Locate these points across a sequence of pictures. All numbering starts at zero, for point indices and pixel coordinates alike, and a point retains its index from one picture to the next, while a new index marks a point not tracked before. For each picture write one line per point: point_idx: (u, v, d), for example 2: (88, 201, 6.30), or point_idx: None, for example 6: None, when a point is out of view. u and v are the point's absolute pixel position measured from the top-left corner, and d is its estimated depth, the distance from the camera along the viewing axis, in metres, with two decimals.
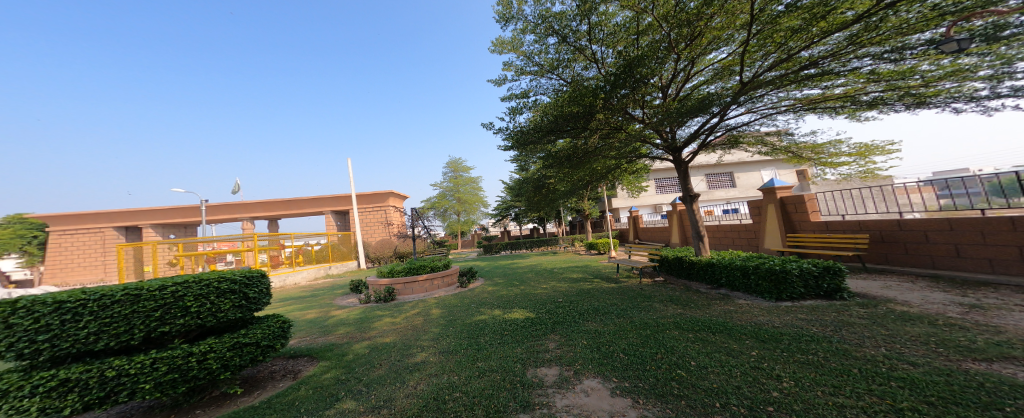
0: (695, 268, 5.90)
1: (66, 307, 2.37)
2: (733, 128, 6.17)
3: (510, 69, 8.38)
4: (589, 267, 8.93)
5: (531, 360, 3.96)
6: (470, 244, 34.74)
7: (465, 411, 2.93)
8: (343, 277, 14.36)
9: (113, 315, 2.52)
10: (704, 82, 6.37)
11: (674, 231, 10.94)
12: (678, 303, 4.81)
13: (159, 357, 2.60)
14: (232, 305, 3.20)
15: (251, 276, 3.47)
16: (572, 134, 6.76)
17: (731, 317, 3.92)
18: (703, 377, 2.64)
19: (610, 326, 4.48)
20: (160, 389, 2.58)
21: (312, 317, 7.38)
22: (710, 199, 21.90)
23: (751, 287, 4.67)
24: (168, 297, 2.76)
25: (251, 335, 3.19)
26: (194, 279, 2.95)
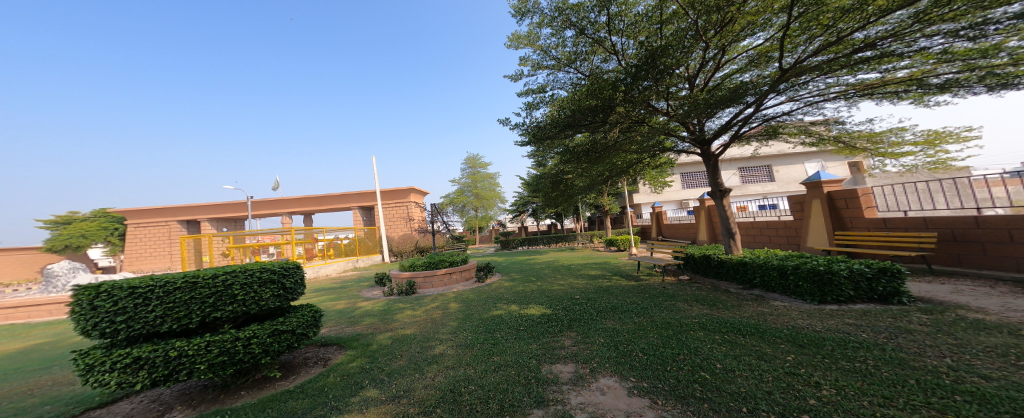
0: (724, 267, 5.67)
1: (138, 292, 2.67)
2: (771, 118, 5.78)
3: (526, 63, 8.33)
4: (609, 264, 8.79)
5: (547, 356, 3.97)
6: (488, 240, 35.05)
7: (479, 404, 2.98)
8: (368, 270, 14.90)
9: (175, 300, 2.80)
10: (738, 70, 6.04)
11: (702, 228, 10.53)
12: (705, 303, 4.63)
13: (212, 341, 2.85)
14: (272, 294, 3.37)
15: (288, 267, 3.64)
16: (589, 129, 6.61)
17: (765, 320, 3.73)
18: (730, 381, 2.53)
19: (629, 324, 4.39)
20: (213, 369, 2.83)
21: (341, 308, 7.73)
22: (744, 194, 21.01)
23: (790, 288, 4.42)
24: (219, 285, 2.99)
25: (288, 322, 3.37)
26: (240, 269, 3.15)
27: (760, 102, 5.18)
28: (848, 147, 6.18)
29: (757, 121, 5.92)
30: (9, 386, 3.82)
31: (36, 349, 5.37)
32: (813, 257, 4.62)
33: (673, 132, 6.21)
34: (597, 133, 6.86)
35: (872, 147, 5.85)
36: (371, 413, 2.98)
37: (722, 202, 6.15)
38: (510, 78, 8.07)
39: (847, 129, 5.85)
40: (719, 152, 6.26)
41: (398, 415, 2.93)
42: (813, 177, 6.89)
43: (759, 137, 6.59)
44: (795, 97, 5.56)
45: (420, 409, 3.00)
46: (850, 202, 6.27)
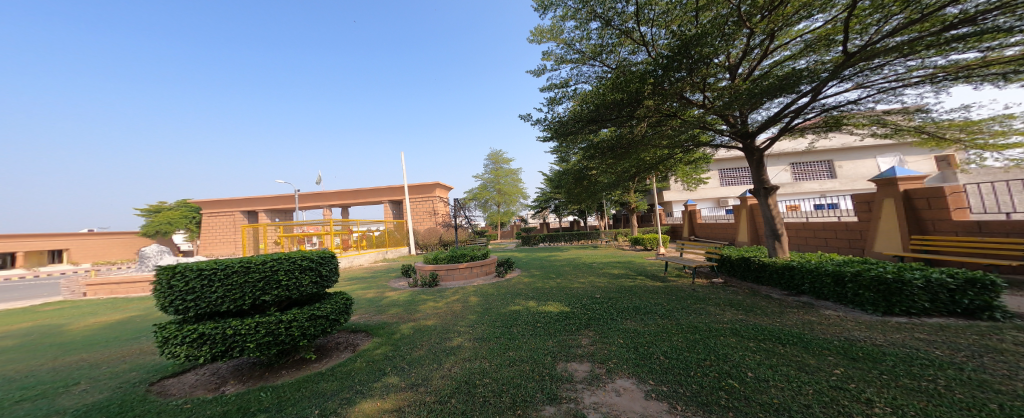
0: (767, 271, 5.26)
1: (203, 274, 2.97)
2: (831, 108, 4.97)
3: (549, 58, 8.21)
4: (633, 264, 8.51)
5: (563, 354, 3.92)
6: (509, 235, 35.18)
7: (492, 397, 3.00)
8: (394, 261, 15.44)
9: (232, 283, 3.07)
10: (790, 57, 5.27)
11: (743, 228, 9.80)
12: (741, 308, 4.28)
13: (260, 322, 3.08)
14: (310, 281, 3.56)
15: (324, 256, 3.80)
16: (614, 123, 6.39)
17: (812, 329, 3.41)
18: (761, 391, 2.36)
19: (653, 327, 4.23)
20: (261, 348, 3.06)
21: (369, 296, 8.08)
22: (798, 192, 19.58)
23: (846, 296, 4.00)
24: (267, 270, 3.23)
25: (323, 308, 3.54)
26: (284, 256, 3.37)
27: (817, 91, 4.52)
28: (935, 139, 5.27)
29: (814, 111, 5.12)
30: (100, 354, 4.38)
31: (106, 324, 6.02)
32: (877, 264, 4.13)
33: (711, 126, 5.72)
34: (624, 127, 6.63)
35: (967, 138, 4.96)
36: (390, 399, 3.09)
37: (766, 200, 5.56)
38: (532, 73, 7.99)
39: (935, 118, 4.95)
40: (763, 147, 5.56)
41: (416, 402, 3.01)
42: (886, 173, 6.10)
43: (816, 129, 5.81)
44: (865, 83, 4.72)
45: (436, 398, 3.08)
46: (933, 202, 5.47)
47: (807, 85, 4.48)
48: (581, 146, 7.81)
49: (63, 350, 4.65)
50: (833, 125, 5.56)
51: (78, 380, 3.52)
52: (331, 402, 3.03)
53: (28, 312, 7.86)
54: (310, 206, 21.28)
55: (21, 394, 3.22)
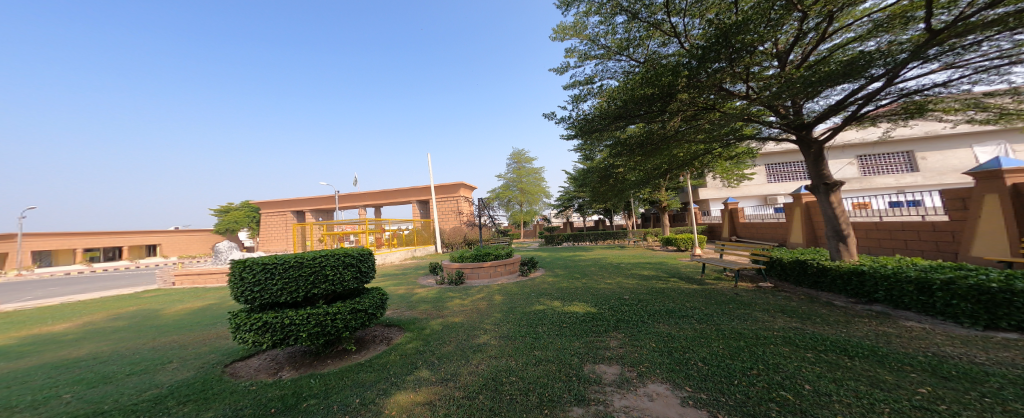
0: (826, 276, 4.54)
1: (266, 267, 3.25)
2: (912, 92, 4.38)
3: (573, 55, 8.10)
4: (664, 265, 8.17)
5: (591, 355, 3.85)
6: (532, 235, 35.12)
7: (519, 396, 3.00)
8: (422, 259, 15.86)
9: (288, 276, 3.30)
10: (854, 40, 4.56)
11: (796, 230, 8.92)
12: (793, 315, 3.73)
13: (312, 313, 3.28)
14: (352, 276, 3.73)
15: (363, 253, 3.96)
16: (644, 119, 6.21)
17: (886, 342, 2.86)
18: (822, 405, 2.07)
19: (691, 331, 4.06)
20: (312, 337, 3.26)
21: (399, 292, 8.36)
22: (866, 188, 18.16)
23: (931, 306, 3.28)
24: (316, 265, 3.43)
25: (363, 303, 3.70)
26: (330, 252, 3.56)
27: (892, 75, 4.03)
28: None
29: (889, 96, 4.54)
30: (186, 336, 4.88)
31: (169, 313, 6.63)
32: (977, 270, 3.33)
33: (757, 117, 5.33)
34: (655, 123, 6.40)
35: None
36: (422, 392, 3.18)
37: (828, 198, 5.05)
38: (556, 71, 7.94)
39: None
40: (821, 138, 5.05)
41: (445, 397, 3.06)
42: (989, 164, 5.03)
43: (890, 117, 5.08)
44: (953, 63, 3.94)
45: (465, 393, 3.12)
46: None
47: (878, 68, 3.96)
48: (608, 143, 7.65)
49: (134, 335, 5.16)
50: (912, 112, 4.78)
51: (170, 359, 3.95)
52: (369, 392, 3.16)
53: (128, 298, 9.01)
54: (346, 206, 22.36)
55: (128, 369, 3.67)
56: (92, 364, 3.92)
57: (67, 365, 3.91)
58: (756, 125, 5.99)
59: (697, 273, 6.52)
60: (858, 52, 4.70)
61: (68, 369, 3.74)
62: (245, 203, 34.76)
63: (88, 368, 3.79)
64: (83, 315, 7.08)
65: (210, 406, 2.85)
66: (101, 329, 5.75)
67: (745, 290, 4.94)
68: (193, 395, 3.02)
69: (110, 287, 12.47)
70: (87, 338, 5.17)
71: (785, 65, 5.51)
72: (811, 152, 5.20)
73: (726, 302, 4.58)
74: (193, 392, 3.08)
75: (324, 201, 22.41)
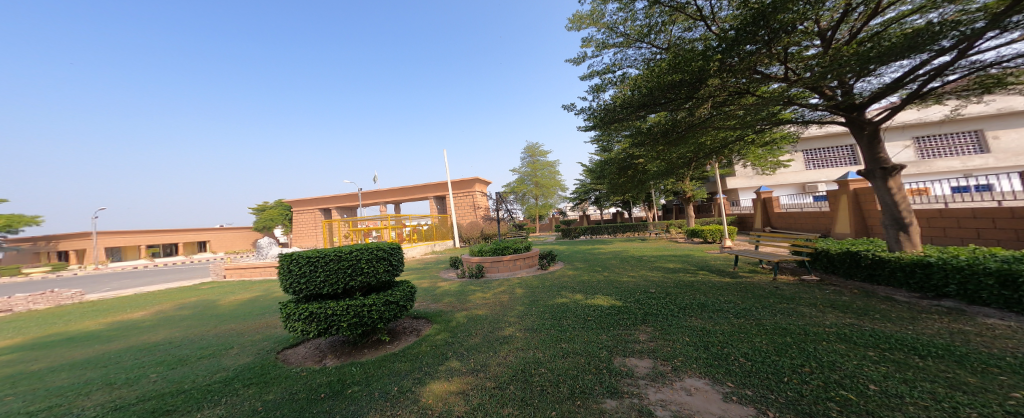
0: (884, 269, 4.28)
1: (311, 260, 3.43)
2: (988, 65, 4.02)
3: (590, 44, 7.94)
4: (690, 257, 7.97)
5: (619, 348, 3.83)
6: (548, 229, 34.93)
7: (550, 387, 3.02)
8: (442, 253, 16.13)
9: (328, 269, 3.45)
10: (914, 10, 4.22)
11: (843, 218, 8.47)
12: (845, 310, 3.58)
13: (351, 304, 3.43)
14: (384, 269, 3.82)
15: (394, 247, 4.04)
16: (668, 107, 6.05)
17: (964, 341, 2.70)
18: (892, 407, 1.99)
19: (727, 326, 3.99)
20: (351, 327, 3.42)
21: (423, 285, 8.59)
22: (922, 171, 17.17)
23: (1012, 302, 3.04)
24: (353, 259, 3.56)
25: (395, 294, 3.80)
26: (364, 246, 3.68)
27: (966, 47, 3.70)
28: None
29: (959, 71, 4.19)
30: (242, 325, 5.24)
31: (216, 304, 7.12)
32: None
33: (795, 100, 5.08)
34: (680, 111, 6.22)
35: None
36: (455, 382, 3.25)
37: (885, 183, 4.79)
38: (572, 62, 7.84)
39: None
40: (874, 118, 4.74)
41: (477, 387, 3.12)
42: None
43: (960, 93, 4.69)
44: None
45: (496, 384, 3.17)
46: None
47: (947, 41, 3.65)
48: (628, 133, 7.51)
49: (189, 323, 5.60)
50: (989, 85, 4.39)
51: (233, 344, 4.41)
52: (406, 380, 3.26)
53: (190, 288, 9.76)
54: (370, 203, 23.07)
55: (202, 353, 4.18)
56: (171, 347, 4.45)
57: (150, 348, 4.50)
58: (796, 108, 5.67)
59: (725, 265, 6.36)
60: (919, 24, 4.36)
61: (152, 352, 4.34)
62: (281, 202, 36.78)
63: (165, 354, 4.23)
64: (156, 304, 7.75)
65: (270, 389, 3.19)
66: (169, 316, 6.29)
67: (785, 282, 4.75)
68: (255, 379, 3.42)
69: (172, 279, 13.56)
70: (160, 325, 5.65)
71: (829, 43, 5.18)
72: (864, 134, 4.90)
73: (765, 296, 4.45)
74: (254, 376, 3.48)
75: (349, 199, 23.23)
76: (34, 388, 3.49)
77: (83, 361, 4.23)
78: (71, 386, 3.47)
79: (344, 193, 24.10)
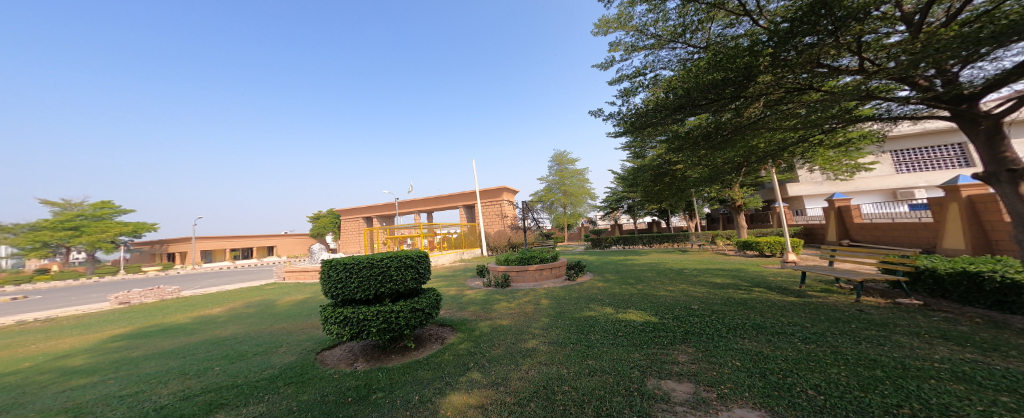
0: (1012, 295, 3.49)
1: (346, 267, 3.41)
2: None
3: (618, 48, 7.60)
4: (740, 272, 7.23)
5: (654, 369, 3.39)
6: (577, 238, 33.94)
7: (573, 407, 2.69)
8: (469, 261, 16.08)
9: (360, 276, 3.40)
10: None
11: (954, 233, 7.30)
12: (959, 344, 2.93)
13: (381, 310, 3.35)
14: (412, 276, 3.71)
15: (422, 255, 3.92)
16: (709, 109, 5.54)
17: None
18: None
19: (794, 352, 3.43)
20: (380, 333, 3.34)
21: (450, 293, 8.50)
22: None
23: None
24: (384, 266, 3.49)
25: (422, 302, 3.66)
26: (393, 253, 3.60)
27: None
28: None
29: None
30: (293, 324, 5.42)
31: (261, 304, 7.50)
32: None
33: (877, 94, 4.41)
34: (724, 113, 5.67)
35: None
36: (474, 394, 3.00)
37: (1014, 189, 3.99)
38: (599, 67, 7.52)
39: None
40: (994, 111, 3.94)
41: (496, 401, 2.86)
42: None
43: None
44: None
45: (516, 399, 2.88)
46: None
47: None
48: (663, 137, 7.06)
49: (236, 322, 5.88)
50: None
51: (283, 342, 4.53)
52: (426, 389, 3.07)
53: (256, 288, 10.56)
54: (404, 212, 23.88)
55: (257, 349, 4.32)
56: (235, 342, 4.67)
57: (219, 342, 4.74)
58: (878, 104, 4.91)
59: (788, 281, 5.63)
60: None
61: (220, 346, 4.55)
62: (330, 212, 39.43)
63: (229, 348, 4.43)
64: (229, 301, 8.41)
65: (305, 389, 3.15)
66: (239, 313, 6.72)
67: (869, 305, 4.05)
68: (296, 377, 3.42)
69: (246, 279, 14.81)
70: (230, 321, 6.01)
71: (917, 28, 4.47)
72: (980, 130, 4.17)
73: (843, 320, 3.80)
74: (295, 374, 3.48)
75: (386, 208, 24.23)
76: (130, 373, 3.81)
77: (169, 350, 4.56)
78: (159, 373, 3.74)
79: (381, 203, 25.21)
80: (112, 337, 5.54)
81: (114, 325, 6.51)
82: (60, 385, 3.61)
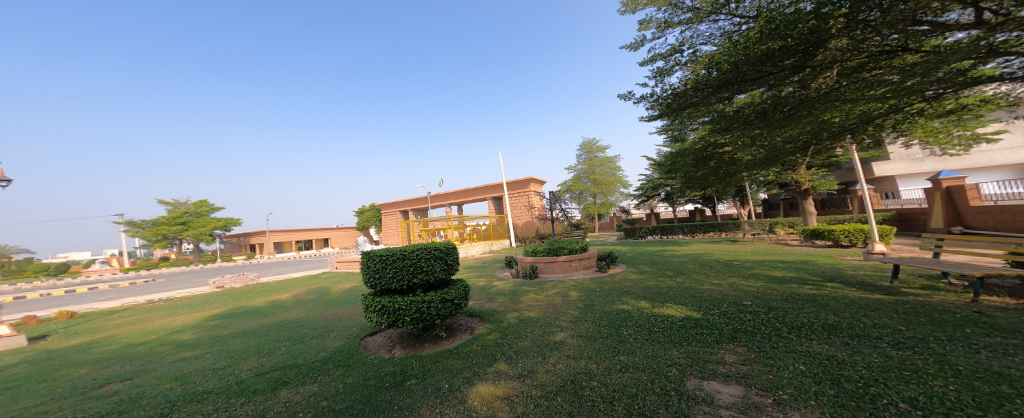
0: None
1: (380, 257, 3.37)
2: None
3: (649, 24, 6.84)
4: (805, 264, 6.46)
5: (695, 368, 3.02)
6: (608, 228, 32.82)
7: (603, 403, 2.43)
8: (499, 252, 16.06)
9: (394, 266, 3.34)
10: None
11: None
12: None
13: (414, 300, 3.28)
14: (442, 267, 3.59)
15: (451, 246, 3.80)
16: (764, 83, 4.82)
17: None
18: None
19: (880, 359, 2.88)
20: (414, 322, 3.27)
21: (479, 284, 8.46)
22: None
23: None
24: (415, 257, 3.41)
25: (452, 292, 3.54)
26: (422, 244, 3.50)
27: None
28: None
29: None
30: (344, 310, 5.62)
31: (308, 293, 7.91)
32: None
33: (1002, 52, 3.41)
34: (784, 88, 4.93)
35: None
36: (501, 385, 2.83)
37: None
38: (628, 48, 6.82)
39: None
40: None
41: (523, 393, 2.66)
42: None
43: None
44: None
45: (543, 392, 2.66)
46: None
47: None
48: (707, 117, 6.42)
49: (288, 309, 6.21)
50: None
51: (334, 327, 4.68)
52: (456, 378, 2.96)
53: (314, 277, 11.30)
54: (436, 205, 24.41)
55: (314, 333, 4.50)
56: (298, 325, 4.90)
57: (286, 324, 5.01)
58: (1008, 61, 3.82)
59: (872, 276, 4.86)
60: None
61: (288, 328, 4.80)
62: (370, 206, 41.47)
63: (293, 330, 4.65)
64: (292, 287, 9.02)
65: (350, 372, 3.16)
66: (299, 299, 7.16)
67: (991, 305, 3.37)
68: (343, 361, 3.46)
69: (307, 268, 16.05)
70: (295, 306, 6.39)
71: None
72: None
73: (953, 324, 3.20)
74: (342, 358, 3.53)
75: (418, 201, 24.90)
76: (221, 348, 4.11)
77: (250, 330, 4.88)
78: (241, 350, 3.99)
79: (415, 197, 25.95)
80: (209, 316, 6.11)
81: (211, 306, 7.20)
82: (174, 355, 3.98)
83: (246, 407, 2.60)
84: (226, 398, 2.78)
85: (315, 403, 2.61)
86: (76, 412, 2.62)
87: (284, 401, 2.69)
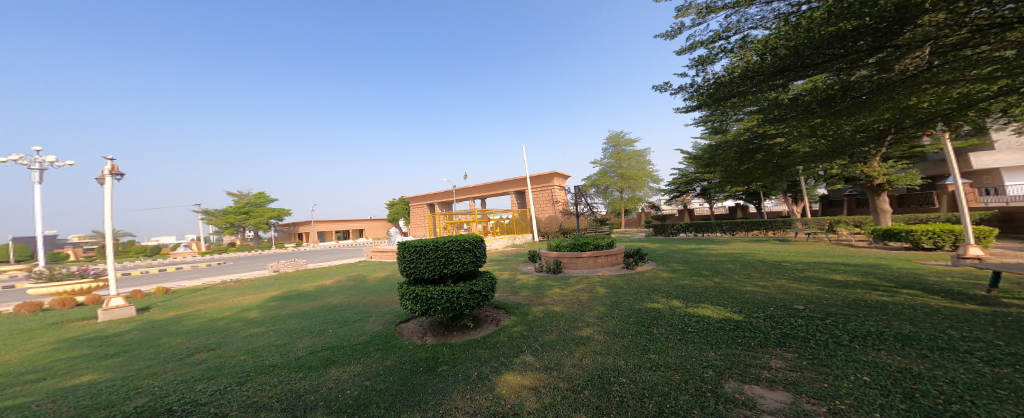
0: None
1: (414, 248, 3.44)
2: None
3: (688, 11, 6.45)
4: (864, 269, 5.89)
5: (734, 371, 2.84)
6: (636, 224, 31.71)
7: (632, 399, 2.35)
8: (523, 246, 16.02)
9: (427, 257, 3.40)
10: None
11: None
12: None
13: (445, 290, 3.33)
14: (471, 260, 3.61)
15: (479, 240, 3.81)
16: (830, 67, 4.37)
17: None
18: None
19: (967, 375, 2.55)
20: (444, 311, 3.33)
21: (504, 277, 8.49)
22: None
23: None
24: (446, 249, 3.45)
25: (480, 284, 3.56)
26: (453, 236, 3.55)
27: None
28: None
29: None
30: (381, 297, 5.83)
31: (347, 280, 8.33)
32: None
33: None
34: (855, 72, 4.44)
35: None
36: (528, 376, 2.82)
37: None
38: (665, 36, 6.47)
39: None
40: None
41: (549, 385, 2.63)
42: None
43: None
44: None
45: (569, 385, 2.61)
46: None
47: None
48: (753, 108, 5.98)
49: (329, 294, 6.56)
50: None
51: (373, 313, 4.86)
52: (484, 366, 2.98)
53: (352, 265, 11.88)
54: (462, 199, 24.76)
55: (356, 317, 4.70)
56: (341, 310, 5.15)
57: (331, 308, 5.28)
58: None
59: (951, 284, 4.32)
60: None
61: (335, 311, 5.06)
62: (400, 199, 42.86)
63: (338, 314, 4.89)
64: (332, 275, 9.51)
65: (388, 356, 3.28)
66: (339, 285, 7.54)
67: None
68: (382, 345, 3.58)
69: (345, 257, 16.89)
70: (336, 292, 6.74)
71: None
72: None
73: None
74: (382, 342, 3.66)
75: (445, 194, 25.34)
76: (282, 327, 4.41)
77: (303, 312, 5.20)
78: (297, 329, 4.25)
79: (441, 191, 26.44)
80: (270, 297, 6.58)
81: (267, 289, 7.77)
82: (245, 331, 4.32)
83: (303, 382, 2.75)
84: (287, 372, 2.97)
85: (360, 382, 2.72)
86: (176, 375, 2.90)
87: (335, 378, 2.82)
